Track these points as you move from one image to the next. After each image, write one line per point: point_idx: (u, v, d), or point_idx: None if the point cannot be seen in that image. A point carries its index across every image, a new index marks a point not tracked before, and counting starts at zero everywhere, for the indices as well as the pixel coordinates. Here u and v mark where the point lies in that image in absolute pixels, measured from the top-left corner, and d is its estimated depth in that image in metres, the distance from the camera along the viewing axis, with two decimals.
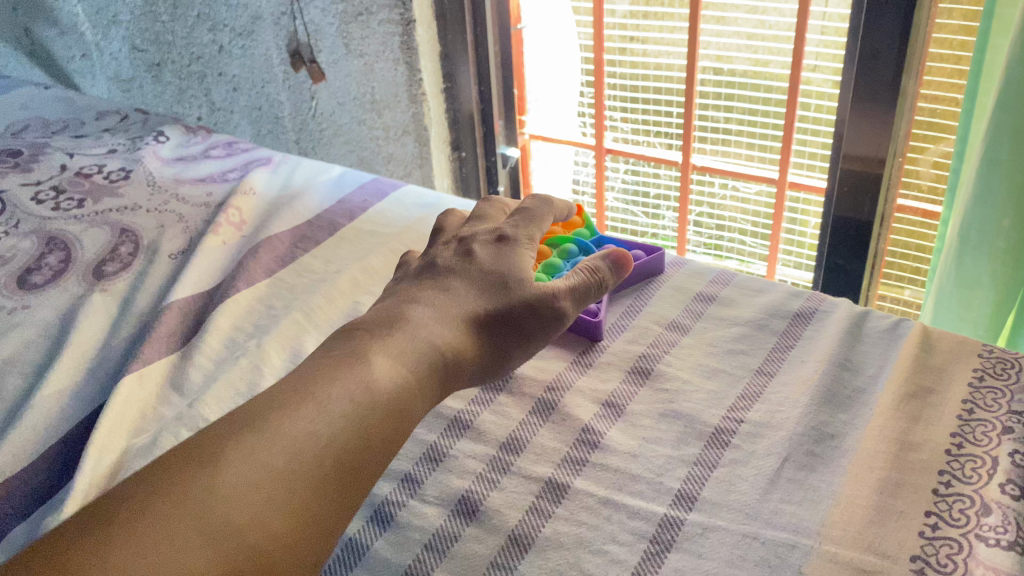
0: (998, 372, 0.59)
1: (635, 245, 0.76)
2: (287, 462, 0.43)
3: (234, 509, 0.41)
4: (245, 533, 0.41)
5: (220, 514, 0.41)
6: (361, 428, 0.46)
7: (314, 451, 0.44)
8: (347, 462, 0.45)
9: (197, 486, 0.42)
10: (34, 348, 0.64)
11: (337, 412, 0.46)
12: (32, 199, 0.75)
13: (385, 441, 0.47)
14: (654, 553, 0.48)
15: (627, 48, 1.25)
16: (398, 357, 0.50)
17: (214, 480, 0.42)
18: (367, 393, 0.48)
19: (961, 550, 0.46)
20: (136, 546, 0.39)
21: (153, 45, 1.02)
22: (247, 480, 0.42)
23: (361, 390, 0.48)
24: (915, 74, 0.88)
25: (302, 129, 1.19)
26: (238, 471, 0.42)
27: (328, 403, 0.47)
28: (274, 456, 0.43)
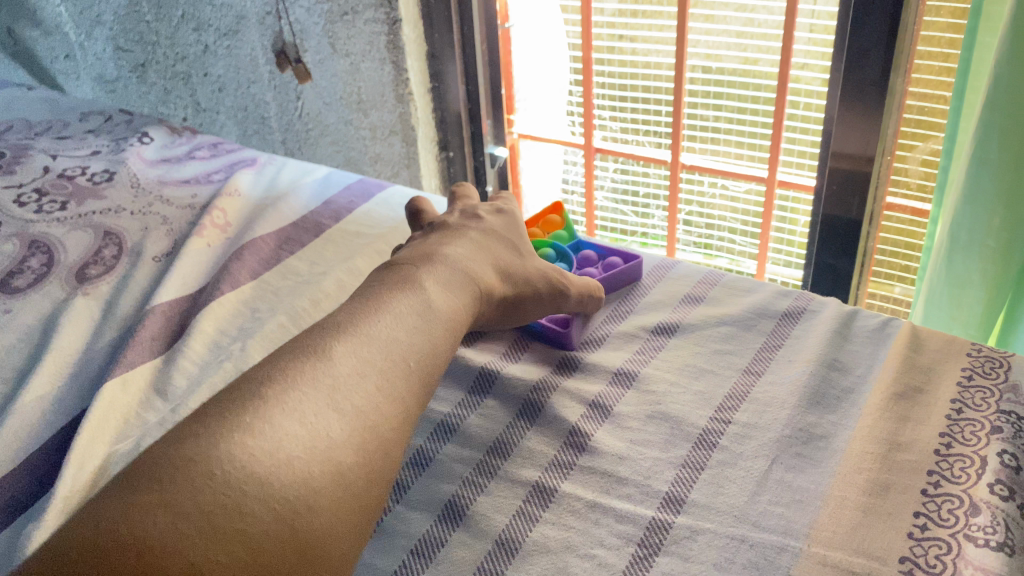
0: (986, 371, 0.59)
1: (612, 253, 0.77)
2: (338, 404, 0.47)
3: (303, 457, 0.44)
4: (319, 475, 0.44)
5: (289, 462, 0.43)
6: (399, 369, 0.50)
7: (363, 391, 0.48)
8: (395, 398, 0.49)
9: (255, 441, 0.43)
10: (15, 353, 0.63)
11: (374, 356, 0.50)
12: (14, 202, 0.73)
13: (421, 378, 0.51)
14: (643, 557, 0.48)
15: (616, 47, 1.24)
16: (432, 295, 0.55)
17: (270, 435, 0.44)
18: (402, 337, 0.52)
19: (949, 550, 0.46)
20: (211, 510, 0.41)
21: (138, 45, 1.00)
22: (304, 428, 0.45)
23: (392, 335, 0.52)
24: (903, 72, 0.88)
25: (288, 129, 1.18)
26: (291, 423, 0.45)
27: (355, 351, 0.50)
28: (323, 401, 0.46)
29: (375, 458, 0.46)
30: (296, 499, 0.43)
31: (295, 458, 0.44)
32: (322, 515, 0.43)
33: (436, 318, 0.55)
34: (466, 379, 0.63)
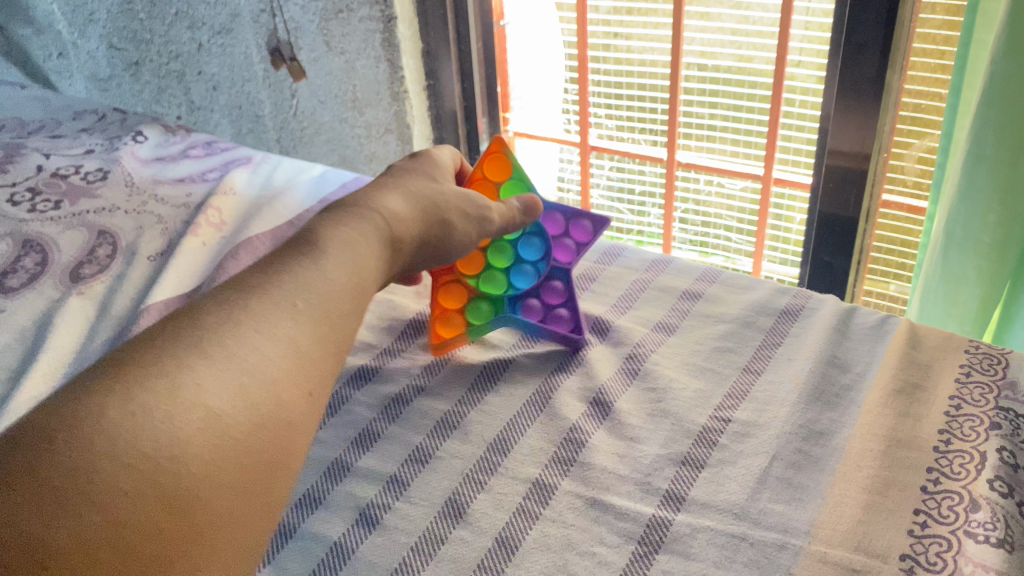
0: (985, 367, 0.59)
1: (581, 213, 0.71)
2: (266, 342, 0.43)
3: (224, 394, 0.40)
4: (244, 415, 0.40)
5: (210, 398, 0.39)
6: (325, 308, 0.47)
7: (286, 329, 0.44)
8: (311, 344, 0.45)
9: (172, 376, 0.39)
10: (10, 354, 0.63)
11: (299, 296, 0.47)
12: (8, 201, 0.73)
13: (348, 317, 0.49)
14: (643, 555, 0.48)
15: (611, 44, 1.24)
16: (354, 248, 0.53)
17: (190, 372, 0.40)
18: (327, 275, 0.49)
19: (950, 547, 0.46)
20: (122, 447, 0.36)
21: (131, 44, 0.98)
22: (225, 366, 0.41)
23: (310, 281, 0.48)
24: (899, 69, 0.88)
25: (283, 127, 1.16)
26: (211, 364, 0.41)
27: (278, 292, 0.46)
28: (245, 340, 0.43)
29: (302, 399, 0.43)
30: (220, 436, 0.39)
31: (217, 395, 0.40)
32: (247, 455, 0.39)
33: (354, 251, 0.52)
34: (465, 378, 0.63)
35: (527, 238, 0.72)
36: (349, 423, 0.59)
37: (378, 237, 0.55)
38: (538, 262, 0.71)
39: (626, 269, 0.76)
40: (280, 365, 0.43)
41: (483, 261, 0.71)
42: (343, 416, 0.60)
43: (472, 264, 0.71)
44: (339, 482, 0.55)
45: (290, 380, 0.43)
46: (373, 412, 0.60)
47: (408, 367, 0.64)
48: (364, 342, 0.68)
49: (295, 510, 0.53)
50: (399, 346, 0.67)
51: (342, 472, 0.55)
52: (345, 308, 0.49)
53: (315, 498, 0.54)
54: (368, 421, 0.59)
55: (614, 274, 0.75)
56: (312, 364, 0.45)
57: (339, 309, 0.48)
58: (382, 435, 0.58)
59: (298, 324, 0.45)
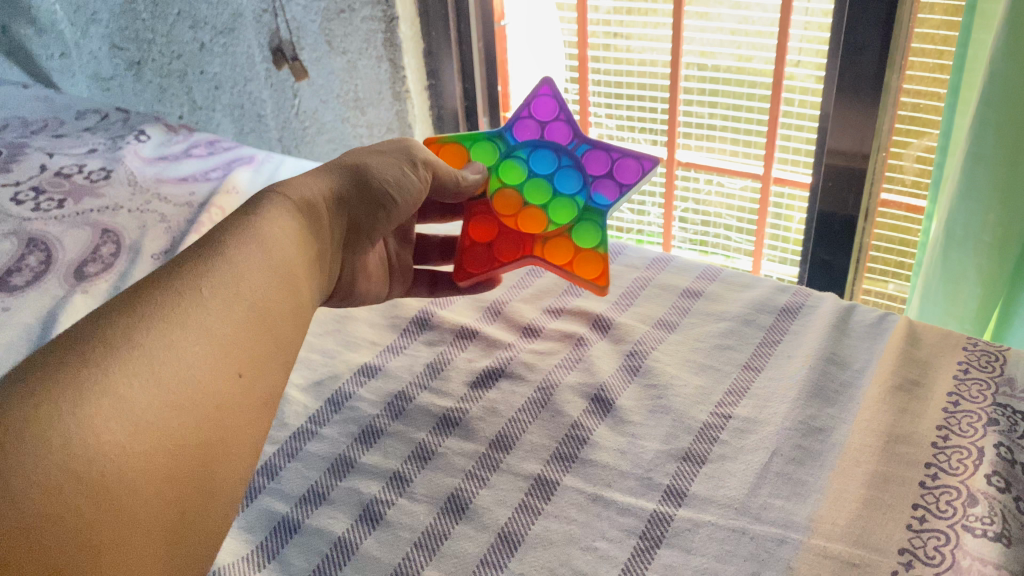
0: (983, 364, 0.59)
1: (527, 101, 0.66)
2: (182, 328, 0.42)
3: (141, 384, 0.39)
4: (165, 406, 0.39)
5: (125, 389, 0.38)
6: (246, 291, 0.46)
7: (204, 315, 0.43)
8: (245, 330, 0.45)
9: (82, 368, 0.38)
10: (16, 351, 0.63)
11: (215, 280, 0.45)
12: (11, 200, 0.72)
13: (273, 298, 0.48)
14: (645, 550, 0.48)
15: (611, 44, 1.24)
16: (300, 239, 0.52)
17: (101, 364, 0.38)
18: (246, 258, 0.48)
19: (948, 541, 0.47)
20: (35, 442, 0.34)
21: (133, 44, 1.01)
22: (141, 356, 0.39)
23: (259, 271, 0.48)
24: (897, 70, 0.89)
25: (285, 127, 1.18)
26: (125, 354, 0.39)
27: (192, 277, 0.45)
28: (162, 327, 0.41)
29: (227, 386, 0.42)
30: (140, 427, 0.37)
31: (132, 385, 0.38)
32: (169, 445, 0.38)
33: (272, 231, 0.51)
34: (468, 375, 0.63)
35: (530, 153, 0.66)
36: (352, 420, 0.60)
37: (294, 205, 0.54)
38: (563, 160, 0.65)
39: (626, 267, 0.76)
40: (200, 351, 0.42)
41: (537, 206, 0.66)
42: (346, 412, 0.61)
43: (541, 219, 0.66)
44: (341, 479, 0.55)
45: (213, 366, 0.42)
46: (376, 409, 0.61)
47: (410, 365, 0.65)
48: (368, 340, 0.69)
49: (299, 507, 0.53)
50: (402, 343, 0.68)
51: (345, 469, 0.56)
52: (271, 288, 0.48)
53: (318, 494, 0.54)
54: (371, 417, 0.60)
55: (615, 273, 0.75)
56: (235, 347, 0.44)
57: (264, 290, 0.47)
58: (384, 432, 0.59)
59: (215, 309, 0.44)
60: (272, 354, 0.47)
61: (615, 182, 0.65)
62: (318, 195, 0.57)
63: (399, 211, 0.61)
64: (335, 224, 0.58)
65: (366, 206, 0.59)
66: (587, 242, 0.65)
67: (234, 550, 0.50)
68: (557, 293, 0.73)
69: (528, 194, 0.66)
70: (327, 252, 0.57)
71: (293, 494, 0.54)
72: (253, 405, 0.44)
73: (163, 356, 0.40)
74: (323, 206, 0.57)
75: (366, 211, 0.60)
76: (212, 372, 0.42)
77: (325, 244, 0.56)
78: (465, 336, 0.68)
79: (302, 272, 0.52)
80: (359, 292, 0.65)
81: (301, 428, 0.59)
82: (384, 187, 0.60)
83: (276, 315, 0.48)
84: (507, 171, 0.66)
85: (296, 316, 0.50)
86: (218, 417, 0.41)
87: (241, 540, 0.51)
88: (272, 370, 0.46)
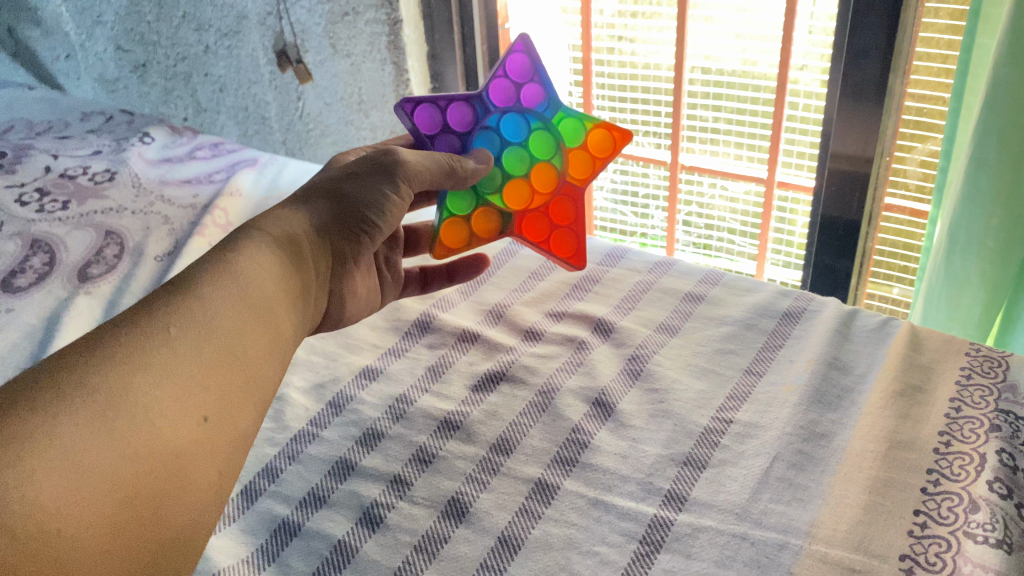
0: (985, 370, 0.59)
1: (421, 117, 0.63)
2: (147, 371, 0.42)
3: (92, 430, 0.38)
4: (117, 449, 0.38)
5: (75, 434, 0.37)
6: (217, 333, 0.46)
7: (168, 357, 0.43)
8: (211, 368, 0.45)
9: (32, 416, 0.37)
10: (19, 352, 0.63)
11: (185, 320, 0.45)
12: (16, 201, 0.71)
13: (246, 338, 0.47)
14: (644, 554, 0.48)
15: (616, 48, 1.25)
16: (275, 271, 0.52)
17: (54, 408, 0.38)
18: (218, 297, 0.48)
19: (949, 548, 0.46)
20: None
21: (139, 45, 0.98)
22: (97, 400, 0.39)
23: (230, 306, 0.48)
24: (902, 73, 0.88)
25: (289, 129, 1.17)
26: (81, 398, 0.39)
27: (162, 318, 0.45)
28: (124, 369, 0.41)
29: (188, 429, 0.42)
30: (87, 476, 0.37)
31: (82, 431, 0.38)
32: (117, 492, 0.38)
33: (245, 265, 0.50)
34: (469, 379, 0.63)
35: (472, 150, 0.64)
36: (352, 423, 0.60)
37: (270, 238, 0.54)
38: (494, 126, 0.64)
39: (628, 270, 0.76)
40: (161, 395, 0.41)
41: (535, 171, 0.66)
42: (347, 415, 0.61)
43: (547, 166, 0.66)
44: (342, 482, 0.55)
45: (174, 409, 0.41)
46: (377, 411, 0.61)
47: (412, 367, 0.65)
48: (369, 342, 0.69)
49: (299, 509, 0.53)
50: (404, 346, 0.68)
51: (346, 472, 0.56)
52: (242, 327, 0.48)
53: (318, 497, 0.54)
54: (372, 420, 0.60)
55: (617, 276, 0.75)
56: (200, 390, 0.43)
57: (233, 327, 0.47)
58: (385, 434, 0.59)
59: (181, 352, 0.44)
60: (244, 393, 0.46)
61: (528, 79, 0.64)
62: (298, 228, 0.56)
63: (381, 234, 0.60)
64: (319, 257, 0.57)
65: (345, 236, 0.59)
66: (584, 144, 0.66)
67: (234, 552, 0.50)
68: (560, 296, 0.73)
69: (517, 173, 0.66)
70: (313, 281, 0.57)
71: (293, 497, 0.54)
72: (221, 449, 0.43)
73: (123, 401, 0.40)
74: (304, 238, 0.56)
75: (347, 241, 0.59)
76: (172, 416, 0.41)
77: (310, 275, 0.56)
78: (467, 338, 0.68)
79: (282, 308, 0.51)
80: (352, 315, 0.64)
81: (302, 430, 0.59)
82: (362, 212, 0.58)
83: (249, 356, 0.47)
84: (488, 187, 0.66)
85: (272, 349, 0.50)
86: (177, 462, 0.40)
87: (240, 542, 0.51)
88: (245, 409, 0.46)
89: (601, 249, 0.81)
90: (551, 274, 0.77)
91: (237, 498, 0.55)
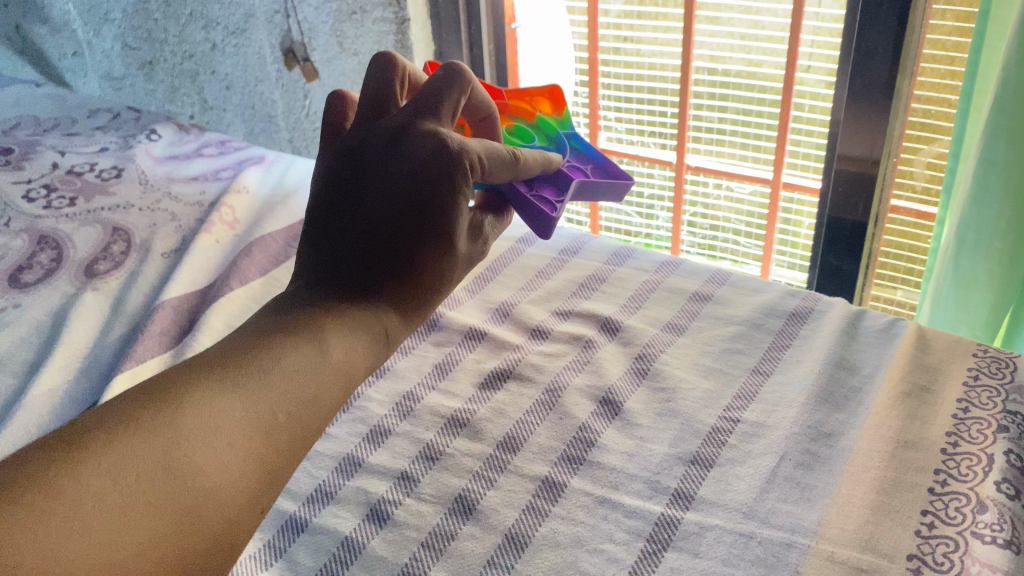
0: (993, 371, 0.59)
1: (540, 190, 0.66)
2: (232, 455, 0.43)
3: (168, 512, 0.39)
4: (190, 535, 0.39)
5: (152, 510, 0.39)
6: (305, 424, 0.47)
7: (254, 444, 0.44)
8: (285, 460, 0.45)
9: (120, 478, 0.39)
10: (26, 347, 0.63)
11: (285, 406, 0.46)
12: (23, 197, 0.72)
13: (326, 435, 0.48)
14: (651, 553, 0.48)
15: (621, 48, 1.25)
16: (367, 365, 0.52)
17: (144, 476, 0.40)
18: (318, 385, 0.48)
19: (957, 548, 0.46)
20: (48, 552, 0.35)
21: (146, 43, 0.99)
22: (183, 479, 0.40)
23: (322, 398, 0.48)
24: (910, 75, 0.88)
25: (296, 128, 1.18)
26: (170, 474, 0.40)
27: (262, 398, 0.46)
28: (212, 446, 0.42)
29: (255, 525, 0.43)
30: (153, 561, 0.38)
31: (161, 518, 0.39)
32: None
33: (348, 357, 0.50)
34: (476, 377, 0.63)
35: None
36: (359, 420, 0.60)
37: (377, 333, 0.52)
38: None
39: (635, 269, 0.76)
40: (240, 483, 0.42)
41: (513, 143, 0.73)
42: (354, 412, 0.61)
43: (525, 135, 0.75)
44: (349, 478, 0.55)
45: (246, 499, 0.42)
46: (384, 409, 0.61)
47: (419, 365, 0.65)
48: None
49: (307, 506, 0.53)
50: (410, 343, 0.68)
51: (354, 468, 0.56)
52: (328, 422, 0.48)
53: (326, 493, 0.54)
54: (379, 417, 0.60)
55: (623, 276, 0.75)
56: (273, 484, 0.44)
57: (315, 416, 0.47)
58: (392, 431, 0.59)
59: (272, 442, 0.45)
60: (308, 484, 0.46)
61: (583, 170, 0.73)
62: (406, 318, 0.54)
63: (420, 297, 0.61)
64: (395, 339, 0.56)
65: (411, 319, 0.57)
66: (554, 125, 0.77)
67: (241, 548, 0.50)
68: (566, 295, 0.73)
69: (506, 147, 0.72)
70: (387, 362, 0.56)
71: (301, 493, 0.54)
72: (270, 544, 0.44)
73: (204, 483, 0.41)
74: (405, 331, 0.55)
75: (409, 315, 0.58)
76: (243, 507, 0.42)
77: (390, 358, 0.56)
78: (474, 336, 0.68)
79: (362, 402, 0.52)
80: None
81: None
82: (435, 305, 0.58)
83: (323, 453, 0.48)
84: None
85: None
86: (232, 555, 0.41)
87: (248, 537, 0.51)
88: None
89: (608, 248, 0.81)
90: (558, 272, 0.77)
91: None
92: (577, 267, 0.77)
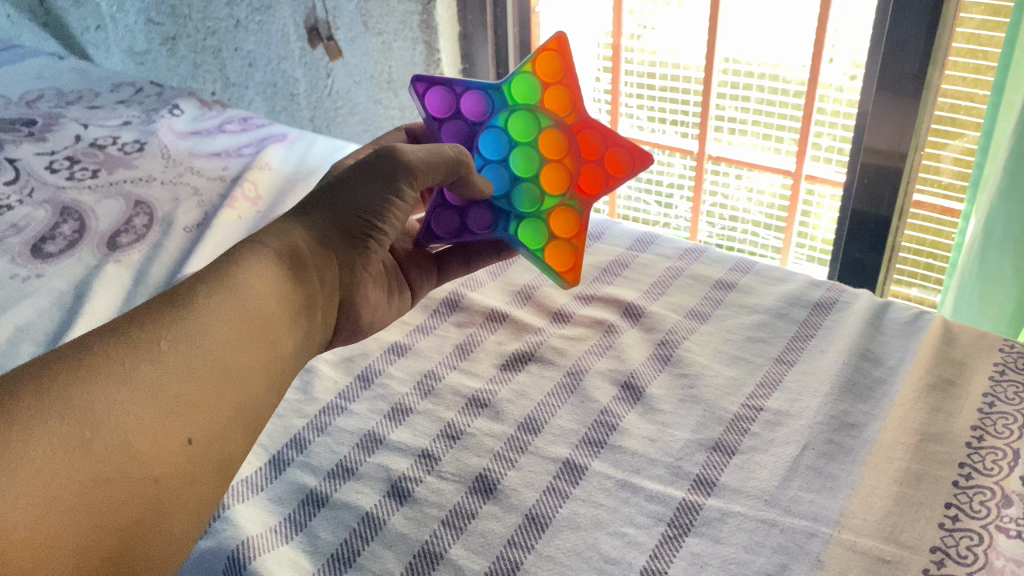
0: (1019, 366, 0.59)
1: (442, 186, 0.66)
2: (127, 386, 0.40)
3: (66, 456, 0.36)
4: (91, 473, 0.36)
5: (41, 448, 0.36)
6: (207, 348, 0.44)
7: (156, 374, 0.41)
8: (197, 385, 0.42)
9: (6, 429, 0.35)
10: (48, 317, 0.63)
11: (182, 334, 0.43)
12: (47, 167, 0.71)
13: (237, 354, 0.45)
14: (673, 537, 0.48)
15: (645, 35, 1.25)
16: (274, 285, 0.49)
17: (30, 425, 0.36)
18: (211, 310, 0.45)
19: (981, 541, 0.46)
20: None
21: (169, 18, 0.97)
22: (74, 419, 0.37)
23: (225, 320, 0.45)
24: (939, 66, 0.87)
25: (317, 107, 1.16)
26: (57, 416, 0.37)
27: (147, 333, 0.42)
28: (99, 382, 0.39)
29: (175, 455, 0.40)
30: (57, 500, 0.35)
31: (56, 459, 0.36)
32: (89, 528, 0.36)
33: (244, 282, 0.48)
34: (497, 358, 0.63)
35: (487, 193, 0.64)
36: (380, 398, 0.60)
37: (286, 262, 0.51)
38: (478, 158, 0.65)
39: (658, 256, 0.76)
40: (143, 414, 0.39)
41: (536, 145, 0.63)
42: (375, 390, 0.61)
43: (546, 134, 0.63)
44: (371, 455, 0.55)
45: (156, 430, 0.39)
46: (405, 387, 0.61)
47: (440, 345, 0.65)
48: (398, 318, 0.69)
49: (327, 481, 0.53)
50: (432, 323, 0.68)
51: (375, 445, 0.56)
52: (236, 344, 0.45)
53: (346, 469, 0.54)
54: (400, 395, 0.60)
55: (646, 262, 0.75)
56: (186, 409, 0.41)
57: (225, 341, 0.45)
58: (413, 410, 0.59)
59: (177, 370, 0.42)
60: (235, 409, 0.44)
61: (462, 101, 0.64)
62: (294, 240, 0.53)
63: (388, 236, 0.57)
64: (323, 268, 0.54)
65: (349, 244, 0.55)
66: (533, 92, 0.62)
67: (264, 521, 0.51)
68: (588, 280, 0.73)
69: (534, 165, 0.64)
70: (318, 297, 0.53)
71: (321, 468, 0.54)
72: (204, 474, 0.42)
73: (100, 412, 0.38)
74: (303, 249, 0.53)
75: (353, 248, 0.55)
76: (155, 439, 0.39)
77: (315, 291, 0.53)
78: (494, 318, 0.68)
79: (281, 323, 0.49)
80: (375, 324, 0.61)
81: (331, 403, 0.60)
82: (363, 217, 0.55)
83: (239, 373, 0.45)
84: (535, 202, 0.64)
85: (269, 367, 0.47)
86: (147, 492, 0.38)
87: (268, 511, 0.52)
88: (232, 434, 0.44)
89: (630, 234, 0.80)
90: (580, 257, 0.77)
91: (267, 467, 0.55)
92: (599, 252, 0.77)
